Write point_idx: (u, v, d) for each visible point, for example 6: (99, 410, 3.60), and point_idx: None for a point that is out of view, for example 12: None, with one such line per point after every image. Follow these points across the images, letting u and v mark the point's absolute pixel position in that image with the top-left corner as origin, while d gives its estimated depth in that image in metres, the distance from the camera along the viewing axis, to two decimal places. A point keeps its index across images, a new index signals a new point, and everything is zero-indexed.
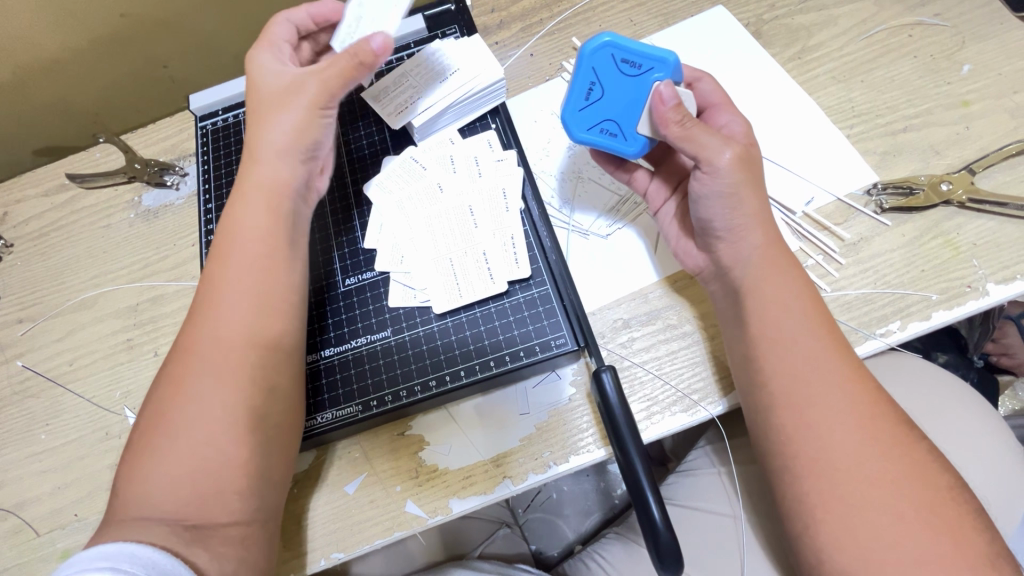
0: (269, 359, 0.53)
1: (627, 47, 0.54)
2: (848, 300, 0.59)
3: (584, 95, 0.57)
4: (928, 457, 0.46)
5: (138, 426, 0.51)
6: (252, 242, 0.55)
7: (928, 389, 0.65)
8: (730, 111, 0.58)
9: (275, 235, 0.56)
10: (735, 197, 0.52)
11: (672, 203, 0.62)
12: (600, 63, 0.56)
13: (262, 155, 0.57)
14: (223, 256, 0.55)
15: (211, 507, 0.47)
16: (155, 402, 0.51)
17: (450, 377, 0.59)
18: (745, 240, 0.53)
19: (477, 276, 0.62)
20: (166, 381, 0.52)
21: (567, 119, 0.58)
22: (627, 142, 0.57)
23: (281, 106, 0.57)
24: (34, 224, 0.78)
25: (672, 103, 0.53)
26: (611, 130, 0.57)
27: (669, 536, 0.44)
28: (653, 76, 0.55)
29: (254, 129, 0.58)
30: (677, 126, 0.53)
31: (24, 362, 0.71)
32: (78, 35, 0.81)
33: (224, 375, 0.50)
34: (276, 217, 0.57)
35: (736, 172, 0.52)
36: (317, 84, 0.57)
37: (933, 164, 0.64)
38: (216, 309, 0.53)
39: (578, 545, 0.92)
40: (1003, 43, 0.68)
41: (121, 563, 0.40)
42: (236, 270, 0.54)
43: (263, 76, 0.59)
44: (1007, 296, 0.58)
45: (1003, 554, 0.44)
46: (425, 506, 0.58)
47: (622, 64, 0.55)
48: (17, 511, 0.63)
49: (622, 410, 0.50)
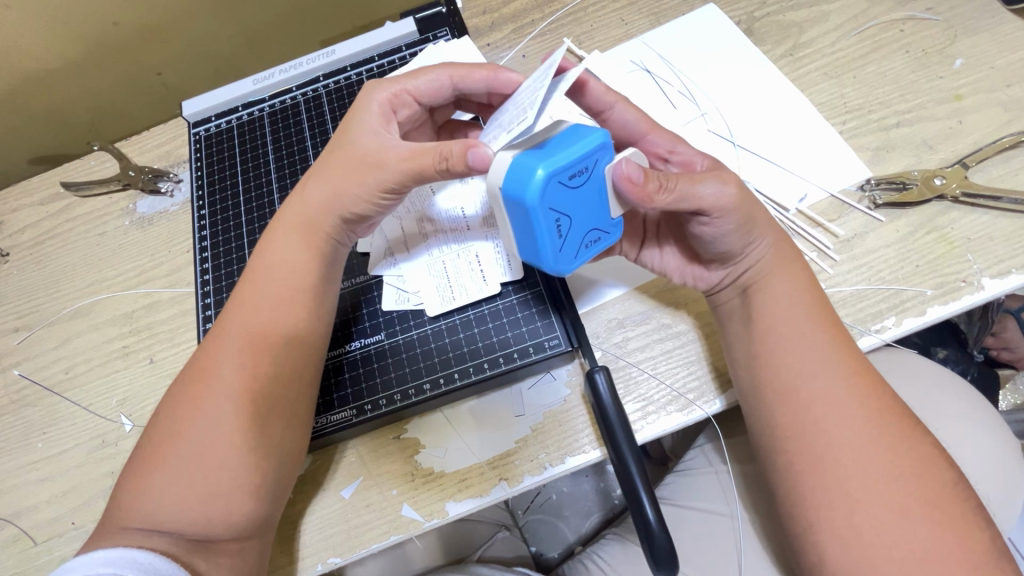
0: (268, 374, 0.51)
1: (560, 163, 0.40)
2: (843, 297, 0.59)
3: (556, 234, 0.43)
4: (926, 453, 0.46)
5: (144, 437, 0.51)
6: (286, 273, 0.55)
7: (926, 385, 0.65)
8: (664, 136, 0.57)
9: (300, 275, 0.55)
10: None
11: (669, 250, 0.57)
12: (550, 195, 0.41)
13: (299, 200, 0.56)
14: (255, 276, 0.56)
15: (215, 512, 0.47)
16: (153, 422, 0.51)
17: (445, 379, 0.59)
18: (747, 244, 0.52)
19: (470, 278, 0.62)
20: (171, 398, 0.52)
21: (545, 263, 0.44)
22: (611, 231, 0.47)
23: (343, 168, 0.54)
24: (30, 233, 0.78)
25: (642, 176, 0.43)
26: (596, 237, 0.46)
27: (665, 538, 0.44)
28: (601, 166, 0.43)
29: (309, 180, 0.57)
30: (663, 193, 0.45)
31: (20, 371, 0.71)
32: (69, 42, 0.81)
33: (246, 381, 0.50)
34: (310, 257, 0.56)
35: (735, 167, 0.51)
36: (389, 177, 0.51)
37: (926, 158, 0.64)
38: (246, 314, 0.54)
39: (578, 546, 0.91)
40: (995, 37, 0.68)
41: (123, 569, 0.42)
42: (269, 292, 0.54)
43: (364, 120, 0.56)
44: (1002, 290, 0.57)
45: (999, 547, 0.44)
46: (421, 509, 0.57)
47: (564, 182, 0.41)
48: (15, 519, 0.64)
49: (616, 411, 0.50)
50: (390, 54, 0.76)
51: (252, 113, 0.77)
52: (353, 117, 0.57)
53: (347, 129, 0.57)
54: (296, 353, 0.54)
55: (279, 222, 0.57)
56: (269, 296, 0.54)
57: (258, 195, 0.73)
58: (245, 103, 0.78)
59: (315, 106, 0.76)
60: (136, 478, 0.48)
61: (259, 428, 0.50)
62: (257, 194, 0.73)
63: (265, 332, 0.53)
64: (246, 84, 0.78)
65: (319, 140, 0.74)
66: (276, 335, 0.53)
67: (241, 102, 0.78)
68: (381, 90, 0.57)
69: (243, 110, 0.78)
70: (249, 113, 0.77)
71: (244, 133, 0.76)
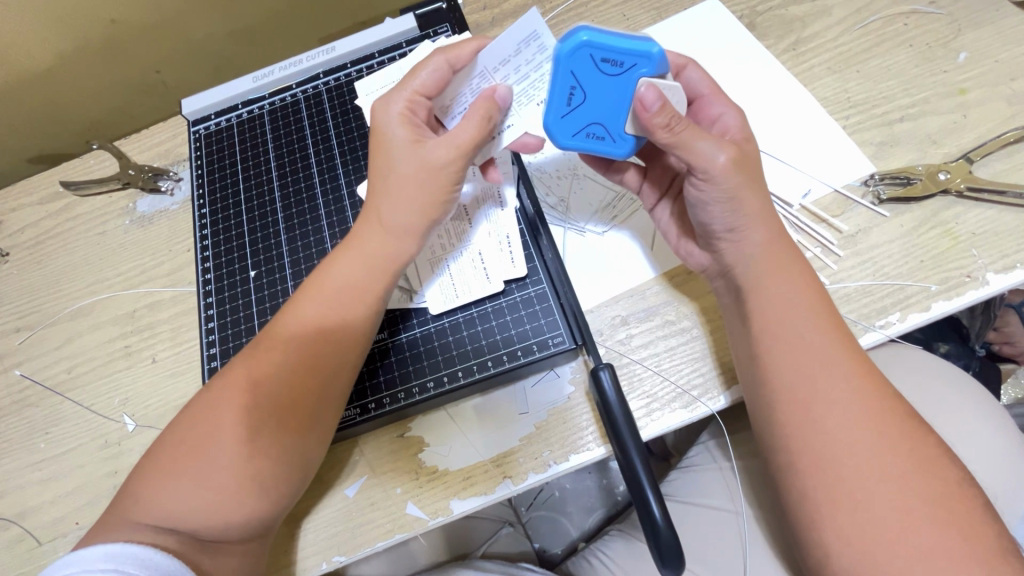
0: (301, 396, 0.50)
1: (607, 46, 0.47)
2: (847, 293, 0.59)
3: (567, 101, 0.50)
4: (936, 452, 0.46)
5: (155, 439, 0.51)
6: (347, 305, 0.53)
7: (930, 380, 0.65)
8: (724, 100, 0.54)
9: (362, 302, 0.53)
10: (735, 201, 0.50)
11: (665, 206, 0.61)
12: (579, 64, 0.48)
13: (368, 219, 0.54)
14: (314, 297, 0.53)
15: (230, 510, 0.47)
16: (171, 421, 0.52)
17: (449, 377, 0.59)
18: (748, 238, 0.51)
19: (474, 276, 0.61)
20: (193, 402, 0.51)
21: (551, 130, 0.52)
22: (616, 143, 0.52)
23: (411, 187, 0.52)
24: (30, 232, 0.78)
25: (657, 106, 0.47)
26: (599, 133, 0.52)
27: (671, 535, 0.44)
28: (638, 74, 0.48)
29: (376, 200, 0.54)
30: (666, 131, 0.47)
31: (21, 371, 0.71)
32: (67, 40, 0.80)
33: (264, 384, 0.50)
34: (381, 284, 0.54)
35: (736, 175, 0.49)
36: (459, 173, 0.52)
37: (930, 153, 0.63)
38: (289, 326, 0.52)
39: (581, 542, 0.92)
40: (999, 30, 0.67)
41: (123, 564, 0.42)
42: (328, 310, 0.53)
43: (395, 131, 0.52)
44: (1006, 285, 0.57)
45: (1007, 544, 0.44)
46: (426, 507, 0.58)
47: (601, 64, 0.48)
48: (19, 520, 0.63)
49: (621, 408, 0.50)
50: (390, 50, 0.75)
51: (251, 111, 0.77)
52: (389, 130, 0.52)
53: (386, 153, 0.53)
54: (335, 378, 0.52)
55: (347, 243, 0.55)
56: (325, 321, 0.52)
57: (259, 193, 0.72)
58: (244, 100, 0.78)
59: (315, 104, 0.75)
60: (142, 479, 0.48)
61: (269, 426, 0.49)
62: (257, 190, 0.72)
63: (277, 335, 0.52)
64: (246, 82, 0.77)
65: (319, 138, 0.73)
66: (302, 339, 0.52)
67: (241, 100, 0.78)
68: (393, 91, 0.52)
69: (243, 108, 0.77)
70: (249, 110, 0.77)
71: (245, 131, 0.76)
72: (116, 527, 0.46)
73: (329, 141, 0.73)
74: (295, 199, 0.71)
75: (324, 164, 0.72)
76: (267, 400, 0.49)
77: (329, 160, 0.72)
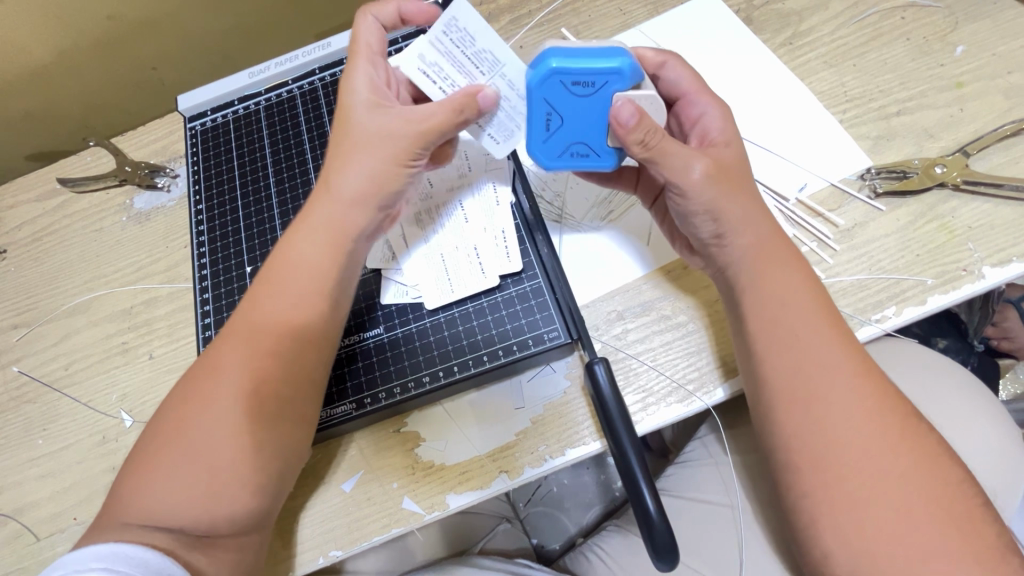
0: (267, 369, 0.50)
1: (574, 70, 0.47)
2: (843, 287, 0.59)
3: (545, 126, 0.50)
4: (932, 445, 0.46)
5: (146, 434, 0.51)
6: (309, 276, 0.52)
7: (926, 374, 0.65)
8: (706, 99, 0.54)
9: (322, 275, 0.52)
10: (715, 211, 0.50)
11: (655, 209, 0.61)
12: (551, 90, 0.48)
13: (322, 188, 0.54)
14: (271, 271, 0.53)
15: (226, 507, 0.47)
16: (158, 415, 0.51)
17: (445, 372, 0.59)
18: (732, 245, 0.51)
19: (469, 271, 0.61)
20: (177, 395, 0.51)
21: (534, 153, 0.52)
22: (601, 159, 0.52)
23: (372, 152, 0.52)
24: (28, 229, 0.78)
25: (632, 122, 0.47)
26: (583, 151, 0.52)
27: (665, 527, 0.44)
28: (611, 90, 0.48)
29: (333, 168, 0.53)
30: (641, 148, 0.48)
31: (19, 368, 0.71)
32: (64, 38, 0.80)
33: (231, 366, 0.50)
34: (331, 259, 0.52)
35: (712, 187, 0.50)
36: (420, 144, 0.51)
37: (927, 147, 0.63)
38: (252, 305, 0.52)
39: (579, 538, 0.92)
40: (996, 23, 0.67)
41: (116, 563, 0.42)
42: (285, 280, 0.52)
43: (355, 99, 0.53)
44: (1002, 279, 0.57)
45: (1001, 538, 0.44)
46: (422, 502, 0.58)
47: (571, 87, 0.48)
48: (17, 516, 0.64)
49: (616, 403, 0.50)
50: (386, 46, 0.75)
51: (247, 107, 0.77)
52: (350, 95, 0.53)
53: (346, 120, 0.53)
54: (302, 351, 0.52)
55: (300, 217, 0.54)
56: (290, 296, 0.52)
57: (255, 189, 0.72)
58: (240, 96, 0.78)
59: (311, 99, 0.75)
60: (136, 474, 0.48)
61: (263, 423, 0.49)
62: (254, 186, 0.72)
63: (263, 327, 0.51)
64: (242, 78, 0.77)
65: (315, 134, 0.73)
66: (265, 321, 0.51)
67: (237, 96, 0.78)
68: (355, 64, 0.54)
69: (239, 104, 0.77)
70: (245, 107, 0.77)
71: (241, 127, 0.76)
72: (114, 523, 0.46)
73: (325, 137, 0.73)
74: (291, 195, 0.71)
75: (321, 161, 0.72)
76: (261, 397, 0.49)
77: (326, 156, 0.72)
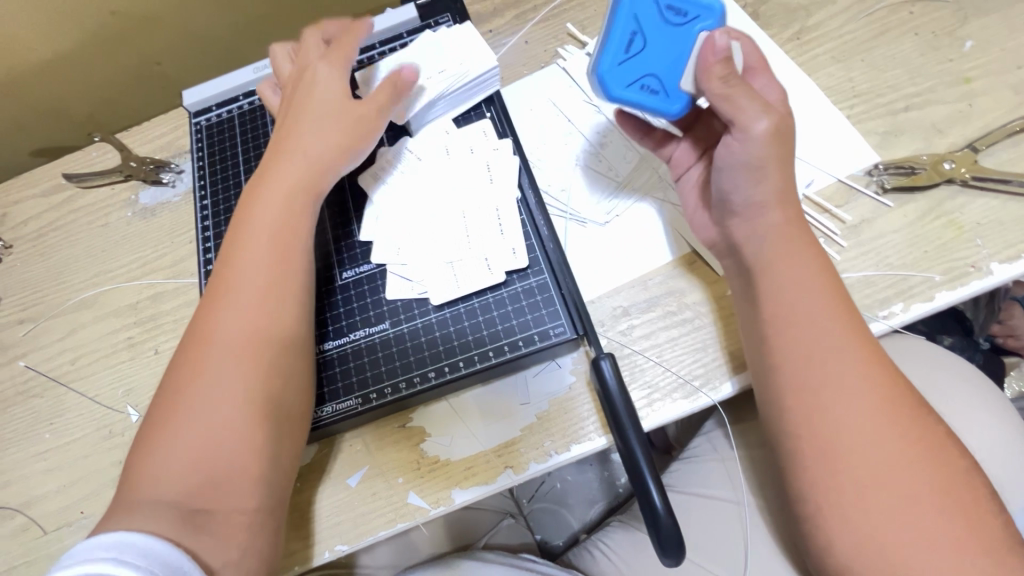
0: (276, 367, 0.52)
1: None
2: (850, 283, 0.58)
3: (625, 47, 0.53)
4: (942, 442, 0.45)
5: (140, 429, 0.50)
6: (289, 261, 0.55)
7: (933, 371, 0.65)
8: (767, 74, 0.53)
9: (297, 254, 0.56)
10: (762, 169, 0.49)
11: (697, 169, 0.59)
12: (644, 8, 0.53)
13: (293, 160, 0.58)
14: (267, 263, 0.54)
15: (230, 497, 0.47)
16: (154, 409, 0.50)
17: (450, 367, 0.59)
18: (763, 216, 0.51)
19: (474, 267, 0.61)
20: (173, 386, 0.50)
21: (603, 76, 0.53)
22: (669, 99, 0.53)
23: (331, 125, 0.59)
24: (33, 224, 0.78)
25: (717, 56, 0.50)
26: (653, 87, 0.53)
27: (671, 521, 0.44)
28: (698, 28, 0.53)
29: (295, 131, 0.59)
30: (721, 82, 0.49)
31: (26, 362, 0.71)
32: (70, 34, 0.80)
33: (231, 345, 0.51)
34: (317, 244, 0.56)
35: (769, 145, 0.49)
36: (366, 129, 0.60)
37: (935, 143, 0.63)
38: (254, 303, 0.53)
39: (583, 534, 0.92)
40: (1006, 18, 0.67)
41: (123, 554, 0.39)
42: (264, 267, 0.54)
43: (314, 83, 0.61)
44: (1010, 275, 0.57)
45: (1009, 533, 0.44)
46: (427, 497, 0.58)
47: (665, 12, 0.53)
48: (24, 509, 0.64)
49: (622, 397, 0.50)
50: (391, 41, 0.75)
51: (252, 102, 0.77)
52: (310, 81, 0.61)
53: (300, 100, 0.60)
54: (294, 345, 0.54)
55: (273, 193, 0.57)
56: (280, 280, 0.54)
57: None
58: (245, 92, 0.77)
59: None
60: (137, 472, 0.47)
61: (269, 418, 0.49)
62: None
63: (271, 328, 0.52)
64: (246, 73, 0.77)
65: None
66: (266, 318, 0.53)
67: (242, 91, 0.78)
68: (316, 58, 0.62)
69: (244, 99, 0.77)
70: (250, 102, 0.77)
71: (246, 123, 0.76)
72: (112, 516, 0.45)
73: None
74: None
75: None
76: None
77: None
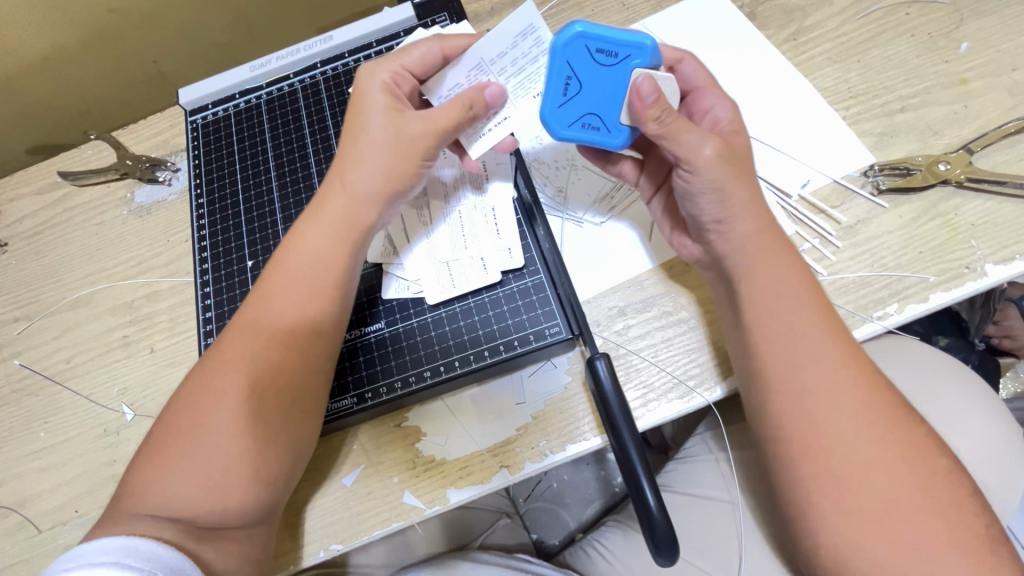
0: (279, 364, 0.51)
1: (600, 36, 0.48)
2: (845, 284, 0.59)
3: (562, 92, 0.51)
4: (932, 443, 0.46)
5: (149, 438, 0.50)
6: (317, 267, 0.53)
7: (927, 372, 0.65)
8: (716, 94, 0.54)
9: (331, 270, 0.54)
10: (723, 192, 0.49)
11: (660, 198, 0.60)
12: (574, 53, 0.49)
13: (345, 193, 0.54)
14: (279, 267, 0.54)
15: (223, 496, 0.47)
16: (163, 421, 0.50)
17: (446, 367, 0.59)
18: (741, 224, 0.50)
19: (471, 267, 0.61)
20: (184, 397, 0.50)
21: (546, 121, 0.52)
22: (611, 134, 0.52)
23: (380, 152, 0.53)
24: (28, 222, 0.78)
25: (651, 98, 0.47)
26: (595, 124, 0.52)
27: (666, 523, 0.44)
28: (631, 65, 0.49)
29: (347, 160, 0.54)
30: (658, 125, 0.48)
31: (20, 361, 0.71)
32: (66, 31, 0.80)
33: (255, 362, 0.50)
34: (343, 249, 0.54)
35: (720, 168, 0.49)
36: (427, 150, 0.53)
37: (930, 144, 0.63)
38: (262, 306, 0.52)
39: (579, 533, 0.92)
40: (1002, 19, 0.67)
41: (126, 558, 0.40)
42: (293, 280, 0.53)
43: (371, 98, 0.54)
44: (1005, 276, 0.57)
45: (998, 533, 0.44)
46: (422, 496, 0.58)
47: (597, 53, 0.49)
48: (19, 508, 0.64)
49: (617, 398, 0.50)
50: (387, 40, 0.75)
51: (249, 100, 0.77)
52: (366, 96, 0.54)
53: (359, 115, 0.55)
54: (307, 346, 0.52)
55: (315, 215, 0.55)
56: (296, 284, 0.53)
57: (256, 183, 0.72)
58: (241, 90, 0.77)
59: (312, 93, 0.75)
60: (139, 475, 0.47)
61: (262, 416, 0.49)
62: (254, 181, 0.72)
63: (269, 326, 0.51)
64: (243, 71, 0.77)
65: (316, 126, 0.73)
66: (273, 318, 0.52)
67: (239, 89, 0.77)
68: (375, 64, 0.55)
69: (240, 98, 0.77)
70: (246, 100, 0.77)
71: (242, 121, 0.76)
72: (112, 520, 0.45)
73: (325, 130, 0.73)
74: (291, 189, 0.71)
75: (321, 152, 0.72)
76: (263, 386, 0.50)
77: (327, 149, 0.72)
